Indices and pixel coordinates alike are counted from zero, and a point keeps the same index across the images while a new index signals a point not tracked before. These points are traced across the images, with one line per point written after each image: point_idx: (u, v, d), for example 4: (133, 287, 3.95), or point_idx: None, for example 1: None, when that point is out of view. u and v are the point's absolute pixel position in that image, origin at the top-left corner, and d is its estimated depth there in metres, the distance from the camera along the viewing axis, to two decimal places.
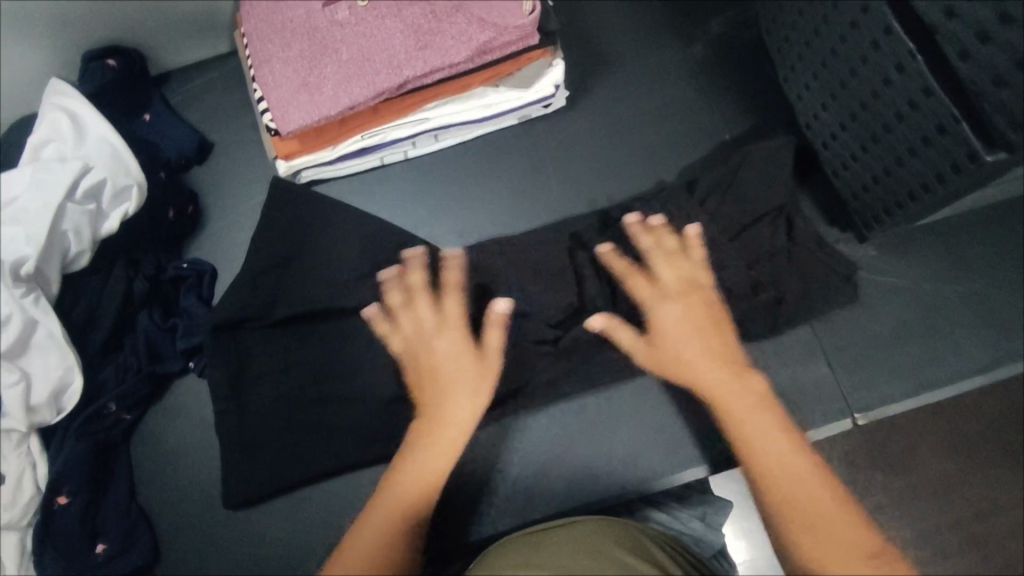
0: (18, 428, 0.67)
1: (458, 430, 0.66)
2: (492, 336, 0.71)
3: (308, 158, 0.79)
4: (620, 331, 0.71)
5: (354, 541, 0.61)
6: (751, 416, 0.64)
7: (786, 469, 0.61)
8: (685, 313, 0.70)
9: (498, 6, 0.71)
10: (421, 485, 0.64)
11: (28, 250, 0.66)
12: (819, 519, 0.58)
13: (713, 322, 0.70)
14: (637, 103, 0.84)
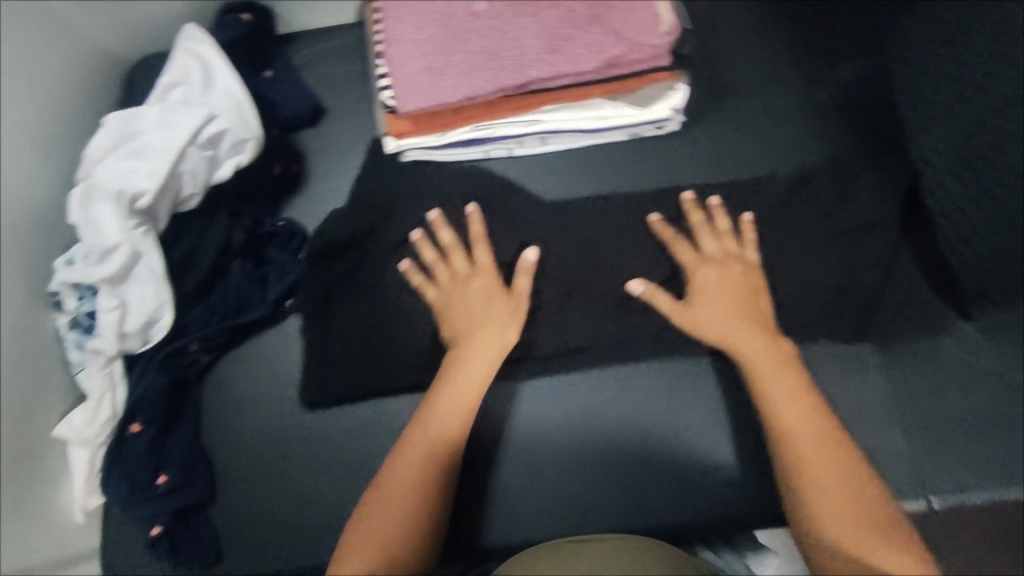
0: (107, 351, 0.71)
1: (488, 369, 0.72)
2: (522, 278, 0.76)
3: (417, 139, 0.79)
4: (659, 297, 0.75)
5: (391, 471, 0.66)
6: (772, 374, 0.68)
7: (811, 447, 0.63)
8: (723, 281, 0.75)
9: (635, 22, 0.71)
10: (452, 418, 0.69)
11: (146, 186, 0.70)
12: (839, 495, 0.60)
13: (750, 300, 0.74)
14: (752, 137, 0.83)
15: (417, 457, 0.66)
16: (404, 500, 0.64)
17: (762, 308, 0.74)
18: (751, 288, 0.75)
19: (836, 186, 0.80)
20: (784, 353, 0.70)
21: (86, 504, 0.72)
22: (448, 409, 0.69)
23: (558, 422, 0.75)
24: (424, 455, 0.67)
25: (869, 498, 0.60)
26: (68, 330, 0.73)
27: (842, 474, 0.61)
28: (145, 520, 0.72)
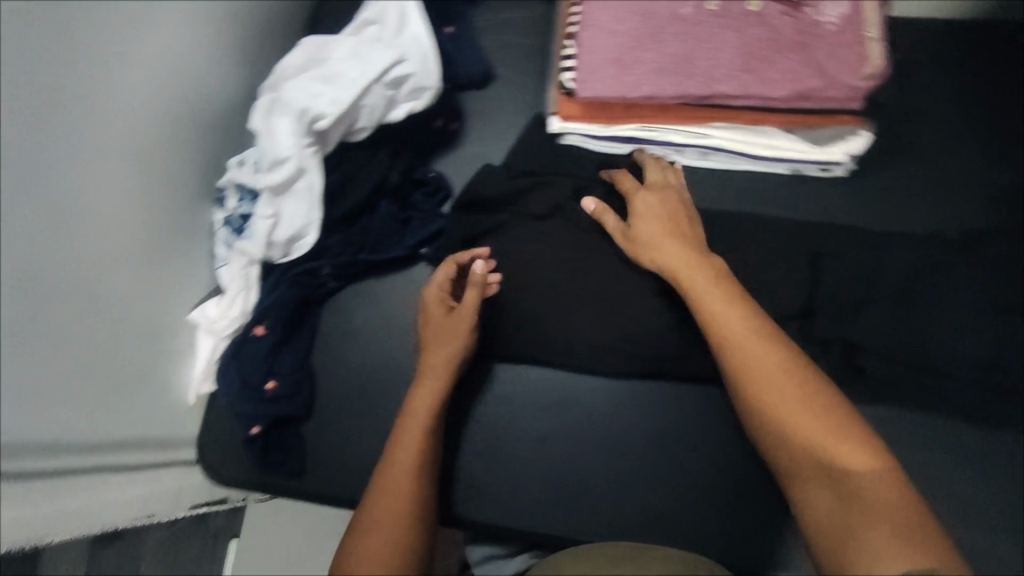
0: (254, 253, 0.74)
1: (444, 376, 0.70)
2: (608, 220, 0.75)
3: (581, 125, 0.81)
4: (608, 215, 0.75)
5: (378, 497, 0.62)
6: (736, 318, 0.63)
7: (784, 386, 0.59)
8: (661, 206, 0.73)
9: (840, 59, 0.69)
10: (415, 436, 0.66)
11: (329, 110, 0.73)
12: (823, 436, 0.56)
13: (674, 226, 0.71)
14: (919, 201, 0.79)
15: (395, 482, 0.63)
16: (395, 516, 0.61)
17: (693, 242, 0.71)
18: (670, 220, 0.72)
19: (997, 263, 0.73)
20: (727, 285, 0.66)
21: (199, 389, 0.76)
22: (420, 424, 0.67)
23: (569, 380, 0.77)
24: (409, 466, 0.64)
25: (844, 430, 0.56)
26: (221, 226, 0.78)
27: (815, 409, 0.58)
28: (247, 418, 0.76)
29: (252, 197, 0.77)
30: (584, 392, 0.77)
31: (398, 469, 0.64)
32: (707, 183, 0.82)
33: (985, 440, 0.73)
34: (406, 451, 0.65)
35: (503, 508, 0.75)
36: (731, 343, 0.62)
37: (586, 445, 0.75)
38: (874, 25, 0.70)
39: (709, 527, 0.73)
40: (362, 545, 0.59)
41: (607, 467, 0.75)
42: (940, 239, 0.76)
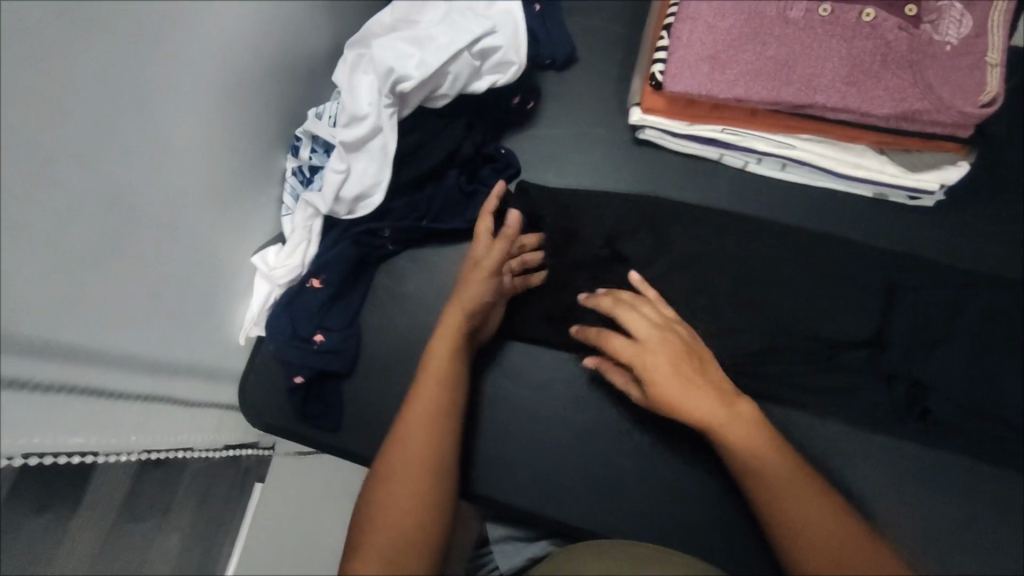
0: (320, 206, 0.74)
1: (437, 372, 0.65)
2: (618, 378, 0.70)
3: (661, 120, 0.78)
4: (613, 372, 0.70)
5: (381, 510, 0.57)
6: (746, 447, 0.62)
7: (784, 483, 0.60)
8: (660, 345, 0.66)
9: (954, 82, 0.65)
10: (421, 442, 0.61)
11: (414, 73, 0.72)
12: (823, 532, 0.57)
13: (682, 372, 0.64)
14: (1013, 244, 0.75)
15: (400, 498, 0.57)
16: (395, 532, 0.55)
17: (700, 381, 0.64)
18: (683, 347, 0.66)
19: None
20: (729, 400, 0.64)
21: (248, 332, 0.77)
22: (422, 426, 0.62)
23: (591, 367, 0.77)
24: (434, 411, 0.63)
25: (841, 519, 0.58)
26: (290, 174, 0.78)
27: (812, 499, 0.59)
28: (293, 367, 0.77)
29: (325, 151, 0.78)
30: (629, 390, 0.75)
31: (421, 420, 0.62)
32: (784, 198, 0.80)
33: None
34: (433, 394, 0.64)
35: (531, 495, 0.73)
36: (735, 446, 0.62)
37: (625, 443, 0.74)
38: (996, 50, 0.65)
39: (744, 549, 0.70)
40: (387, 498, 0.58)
41: (639, 466, 0.73)
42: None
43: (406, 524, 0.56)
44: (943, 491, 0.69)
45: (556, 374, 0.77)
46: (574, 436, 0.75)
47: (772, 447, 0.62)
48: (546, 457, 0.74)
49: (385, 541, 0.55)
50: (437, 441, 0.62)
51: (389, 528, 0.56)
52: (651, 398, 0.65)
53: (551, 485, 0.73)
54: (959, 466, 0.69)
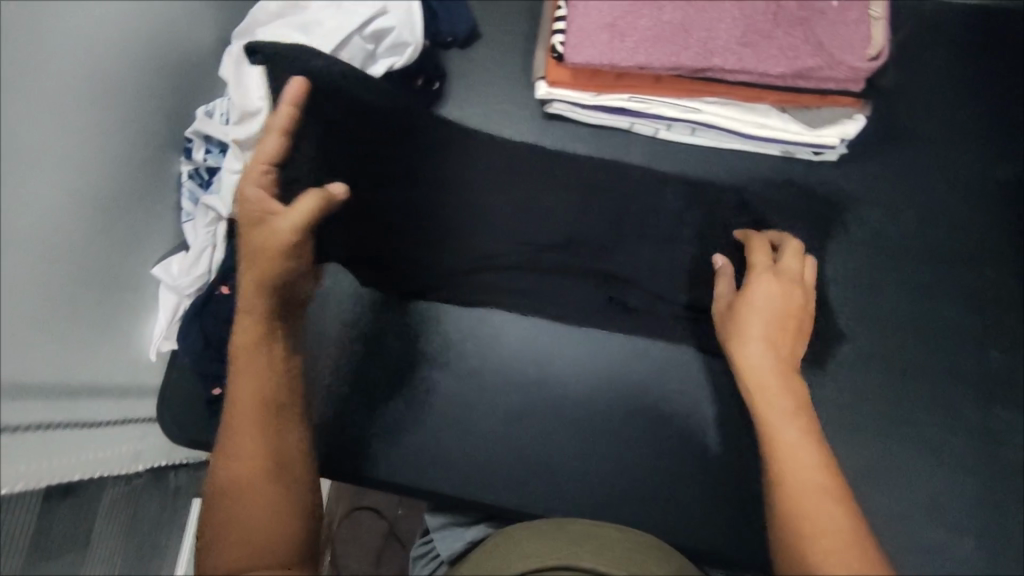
0: (220, 210, 0.72)
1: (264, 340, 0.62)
2: (723, 284, 0.69)
3: (568, 93, 0.77)
4: (723, 281, 0.69)
5: (228, 500, 0.57)
6: (785, 431, 0.56)
7: (792, 446, 0.55)
8: (779, 299, 0.63)
9: (843, 36, 0.66)
10: (254, 409, 0.60)
11: (304, 62, 0.70)
12: (817, 507, 0.52)
13: (783, 319, 0.63)
14: (913, 193, 0.76)
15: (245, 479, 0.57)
16: (251, 508, 0.56)
17: (783, 331, 0.62)
18: (799, 304, 0.64)
19: (957, 261, 0.74)
20: (784, 361, 0.60)
21: (159, 347, 0.73)
22: (253, 395, 0.60)
23: (512, 351, 0.76)
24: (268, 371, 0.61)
25: (841, 498, 0.53)
26: (187, 178, 0.74)
27: (815, 471, 0.54)
28: (209, 378, 0.74)
29: (221, 151, 0.74)
30: (553, 368, 0.76)
31: (245, 402, 0.60)
32: (699, 162, 0.80)
33: (962, 439, 0.70)
34: (242, 355, 0.61)
35: (460, 481, 0.72)
36: (766, 403, 0.58)
37: (551, 419, 0.74)
38: (879, 3, 0.67)
39: (674, 510, 0.71)
40: (217, 491, 0.58)
41: (573, 443, 0.74)
42: (918, 233, 0.75)
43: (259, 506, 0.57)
44: (858, 436, 0.70)
45: (483, 360, 0.76)
46: (497, 421, 0.74)
47: (801, 427, 0.57)
48: (473, 443, 0.73)
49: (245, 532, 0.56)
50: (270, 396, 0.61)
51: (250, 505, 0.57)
52: (731, 311, 0.65)
53: (484, 468, 0.73)
54: (871, 410, 0.71)
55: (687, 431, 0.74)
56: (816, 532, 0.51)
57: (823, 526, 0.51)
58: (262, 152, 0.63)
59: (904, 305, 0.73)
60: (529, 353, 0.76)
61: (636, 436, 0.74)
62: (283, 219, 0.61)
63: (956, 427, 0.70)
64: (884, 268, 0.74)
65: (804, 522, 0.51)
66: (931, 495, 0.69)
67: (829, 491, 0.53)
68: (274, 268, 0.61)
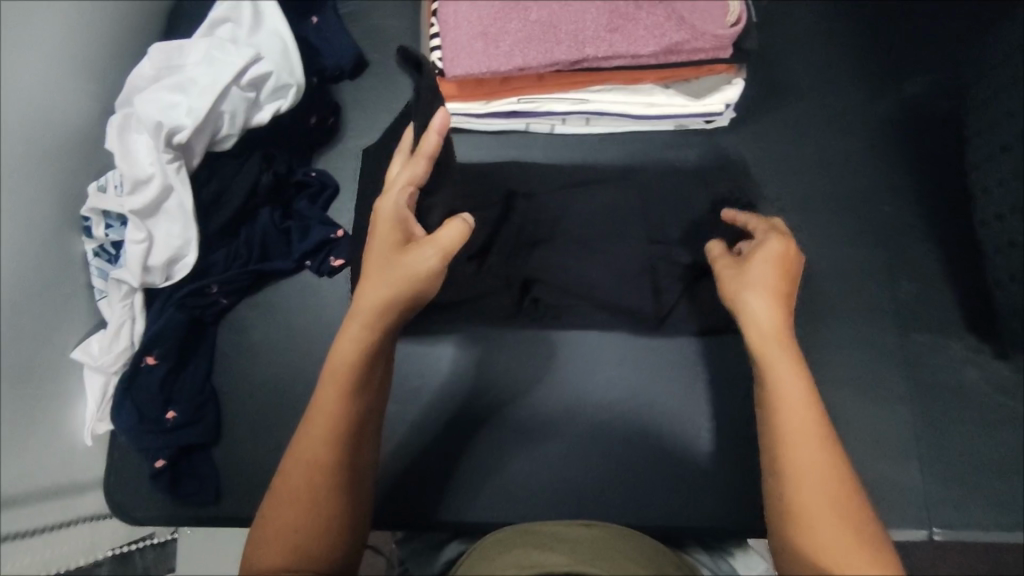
0: (132, 282, 0.71)
1: (349, 348, 0.58)
2: (719, 249, 0.67)
3: (459, 105, 0.77)
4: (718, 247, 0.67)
5: (278, 520, 0.54)
6: (801, 436, 0.54)
7: (793, 408, 0.55)
8: (775, 267, 0.61)
9: (702, 8, 0.68)
10: (334, 432, 0.56)
11: (185, 121, 0.69)
12: (810, 469, 0.52)
13: (783, 287, 0.60)
14: (805, 143, 0.79)
15: (308, 500, 0.54)
16: (299, 532, 0.53)
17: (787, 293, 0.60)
18: (788, 274, 0.61)
19: (858, 200, 0.77)
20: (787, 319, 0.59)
21: (94, 430, 0.72)
22: (333, 413, 0.56)
23: (452, 369, 0.77)
24: (349, 390, 0.57)
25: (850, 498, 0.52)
26: (93, 257, 0.73)
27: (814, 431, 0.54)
28: (150, 453, 0.73)
29: (123, 223, 0.73)
30: (493, 375, 0.76)
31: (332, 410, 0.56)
32: (597, 150, 0.82)
33: (890, 369, 0.72)
34: (342, 365, 0.58)
35: (420, 506, 0.72)
36: (775, 399, 0.56)
37: (500, 428, 0.74)
38: None
39: (634, 494, 0.72)
40: (278, 496, 0.55)
41: (525, 445, 0.74)
42: (817, 181, 0.78)
43: (307, 531, 0.53)
44: None
45: (427, 381, 0.76)
46: (448, 439, 0.74)
47: (808, 419, 0.54)
48: (427, 466, 0.73)
49: (288, 558, 0.52)
50: (348, 422, 0.56)
51: (300, 526, 0.53)
52: (737, 276, 0.62)
53: (441, 489, 0.72)
54: (801, 359, 0.72)
55: (633, 413, 0.75)
56: (805, 501, 0.51)
57: (816, 514, 0.51)
58: (406, 177, 0.61)
59: (814, 251, 0.76)
60: (465, 366, 0.76)
61: (586, 426, 0.74)
62: (427, 250, 0.59)
63: (884, 359, 0.72)
64: (792, 219, 0.77)
65: (797, 490, 0.52)
66: (870, 428, 0.71)
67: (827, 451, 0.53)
68: (403, 294, 0.59)
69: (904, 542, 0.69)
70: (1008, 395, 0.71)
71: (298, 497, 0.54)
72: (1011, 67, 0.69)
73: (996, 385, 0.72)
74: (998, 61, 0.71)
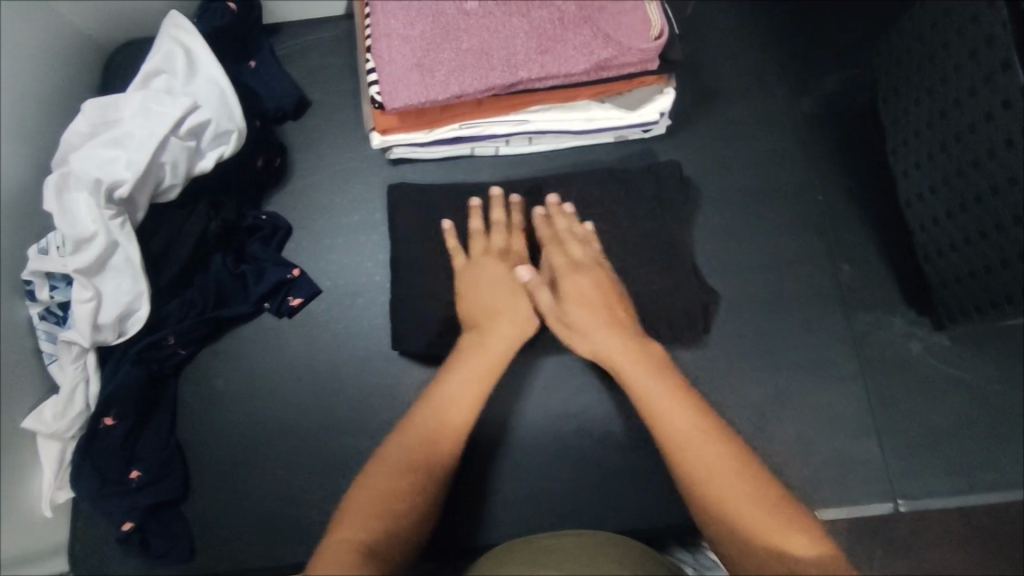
0: (81, 341, 0.69)
1: (503, 346, 0.69)
2: (542, 295, 0.71)
3: (402, 136, 0.78)
4: (540, 292, 0.71)
5: (358, 504, 0.57)
6: (673, 407, 0.61)
7: (690, 433, 0.59)
8: (594, 288, 0.70)
9: (626, 25, 0.71)
10: (447, 415, 0.64)
11: (126, 176, 0.68)
12: (733, 491, 0.56)
13: (607, 299, 0.70)
14: (738, 143, 0.82)
15: (392, 490, 0.58)
16: (378, 509, 0.56)
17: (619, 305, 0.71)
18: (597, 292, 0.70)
19: (793, 193, 0.80)
20: (631, 338, 0.67)
21: (54, 499, 0.70)
22: (461, 390, 0.65)
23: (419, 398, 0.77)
24: (484, 374, 0.67)
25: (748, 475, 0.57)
26: (39, 320, 0.70)
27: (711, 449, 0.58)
28: (114, 517, 0.70)
29: (68, 282, 0.71)
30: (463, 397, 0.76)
31: (425, 427, 0.62)
32: (542, 167, 0.83)
33: (842, 351, 0.75)
34: (491, 344, 0.69)
35: None
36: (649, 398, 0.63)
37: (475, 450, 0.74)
38: None
39: (613, 500, 0.73)
40: (366, 486, 0.58)
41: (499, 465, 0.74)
42: (753, 179, 0.81)
43: (384, 520, 0.56)
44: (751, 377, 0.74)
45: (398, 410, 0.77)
46: None
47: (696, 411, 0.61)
48: None
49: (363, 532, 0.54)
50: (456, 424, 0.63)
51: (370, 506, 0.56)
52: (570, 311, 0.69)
53: None
54: (758, 350, 0.75)
55: (600, 425, 0.75)
56: (727, 506, 0.55)
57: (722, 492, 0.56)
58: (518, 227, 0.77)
59: (759, 246, 0.79)
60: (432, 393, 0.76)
61: (560, 440, 0.75)
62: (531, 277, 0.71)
63: (836, 343, 0.75)
64: (734, 217, 0.80)
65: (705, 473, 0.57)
66: (830, 410, 0.73)
67: (740, 473, 0.57)
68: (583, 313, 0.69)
69: (872, 516, 0.72)
70: (952, 364, 0.75)
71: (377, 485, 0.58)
72: (909, 59, 0.74)
73: (937, 356, 0.75)
74: (901, 52, 0.76)
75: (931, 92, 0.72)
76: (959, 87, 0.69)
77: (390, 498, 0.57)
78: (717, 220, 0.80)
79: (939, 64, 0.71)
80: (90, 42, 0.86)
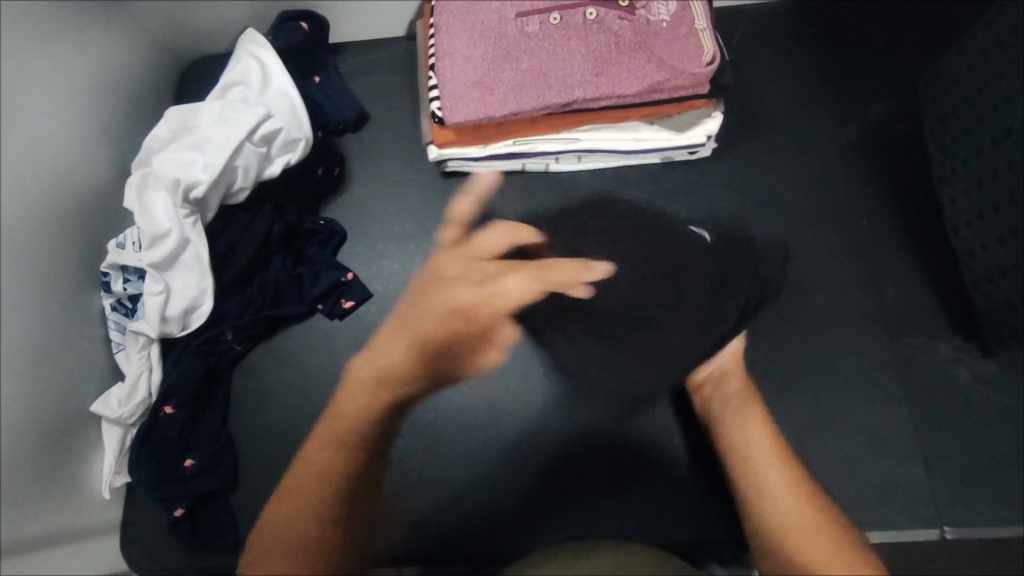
0: (148, 333, 0.73)
1: (421, 329, 0.80)
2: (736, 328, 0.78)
3: (457, 150, 0.82)
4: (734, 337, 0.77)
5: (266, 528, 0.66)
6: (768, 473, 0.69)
7: (797, 526, 0.64)
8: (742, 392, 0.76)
9: (680, 50, 0.74)
10: (375, 386, 0.78)
11: (202, 177, 0.72)
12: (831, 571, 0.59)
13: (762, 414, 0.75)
14: (782, 168, 0.84)
15: (302, 507, 0.67)
16: (303, 509, 0.67)
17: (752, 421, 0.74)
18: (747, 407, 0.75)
19: (837, 217, 0.82)
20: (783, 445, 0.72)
21: (112, 483, 0.72)
22: (359, 398, 0.78)
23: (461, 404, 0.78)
24: (389, 398, 0.77)
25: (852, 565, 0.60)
26: (110, 311, 0.74)
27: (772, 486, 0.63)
28: (168, 501, 0.74)
29: (140, 276, 0.75)
30: (505, 404, 0.78)
31: (347, 412, 0.77)
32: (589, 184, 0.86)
33: (886, 375, 0.75)
34: (382, 348, 0.80)
35: (442, 535, 0.73)
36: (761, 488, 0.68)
37: (519, 455, 0.76)
38: (701, 16, 0.75)
39: (653, 512, 0.74)
40: (281, 507, 0.68)
41: (539, 472, 0.75)
42: (797, 202, 0.83)
43: (288, 545, 0.63)
44: (793, 396, 0.75)
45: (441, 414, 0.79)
46: (465, 471, 0.76)
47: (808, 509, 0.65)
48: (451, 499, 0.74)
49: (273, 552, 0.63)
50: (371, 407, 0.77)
51: (277, 530, 0.65)
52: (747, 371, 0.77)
53: (455, 521, 0.74)
54: (801, 369, 0.76)
55: (637, 435, 0.76)
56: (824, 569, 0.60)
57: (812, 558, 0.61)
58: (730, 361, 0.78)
59: (802, 268, 0.80)
60: (474, 397, 0.78)
61: (602, 451, 0.76)
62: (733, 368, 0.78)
63: (879, 366, 0.76)
64: (779, 239, 0.81)
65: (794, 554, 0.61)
66: (873, 433, 0.73)
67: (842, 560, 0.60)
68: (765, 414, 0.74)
69: (917, 543, 0.71)
70: (1001, 392, 0.75)
71: (301, 489, 0.69)
72: (958, 91, 0.76)
73: (984, 384, 0.75)
74: (951, 85, 0.78)
75: (981, 121, 0.73)
76: (1011, 117, 0.70)
77: (305, 499, 0.68)
78: (761, 241, 0.81)
79: (991, 95, 0.72)
80: (170, 55, 0.92)
